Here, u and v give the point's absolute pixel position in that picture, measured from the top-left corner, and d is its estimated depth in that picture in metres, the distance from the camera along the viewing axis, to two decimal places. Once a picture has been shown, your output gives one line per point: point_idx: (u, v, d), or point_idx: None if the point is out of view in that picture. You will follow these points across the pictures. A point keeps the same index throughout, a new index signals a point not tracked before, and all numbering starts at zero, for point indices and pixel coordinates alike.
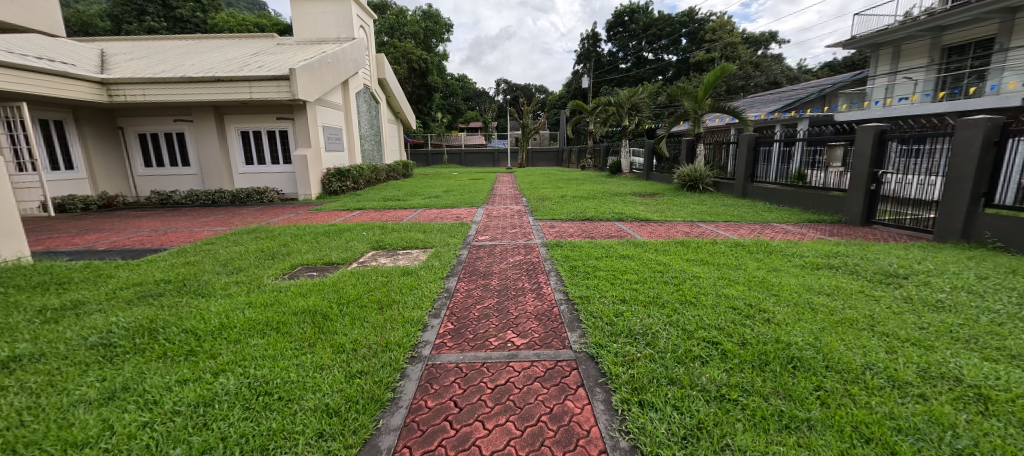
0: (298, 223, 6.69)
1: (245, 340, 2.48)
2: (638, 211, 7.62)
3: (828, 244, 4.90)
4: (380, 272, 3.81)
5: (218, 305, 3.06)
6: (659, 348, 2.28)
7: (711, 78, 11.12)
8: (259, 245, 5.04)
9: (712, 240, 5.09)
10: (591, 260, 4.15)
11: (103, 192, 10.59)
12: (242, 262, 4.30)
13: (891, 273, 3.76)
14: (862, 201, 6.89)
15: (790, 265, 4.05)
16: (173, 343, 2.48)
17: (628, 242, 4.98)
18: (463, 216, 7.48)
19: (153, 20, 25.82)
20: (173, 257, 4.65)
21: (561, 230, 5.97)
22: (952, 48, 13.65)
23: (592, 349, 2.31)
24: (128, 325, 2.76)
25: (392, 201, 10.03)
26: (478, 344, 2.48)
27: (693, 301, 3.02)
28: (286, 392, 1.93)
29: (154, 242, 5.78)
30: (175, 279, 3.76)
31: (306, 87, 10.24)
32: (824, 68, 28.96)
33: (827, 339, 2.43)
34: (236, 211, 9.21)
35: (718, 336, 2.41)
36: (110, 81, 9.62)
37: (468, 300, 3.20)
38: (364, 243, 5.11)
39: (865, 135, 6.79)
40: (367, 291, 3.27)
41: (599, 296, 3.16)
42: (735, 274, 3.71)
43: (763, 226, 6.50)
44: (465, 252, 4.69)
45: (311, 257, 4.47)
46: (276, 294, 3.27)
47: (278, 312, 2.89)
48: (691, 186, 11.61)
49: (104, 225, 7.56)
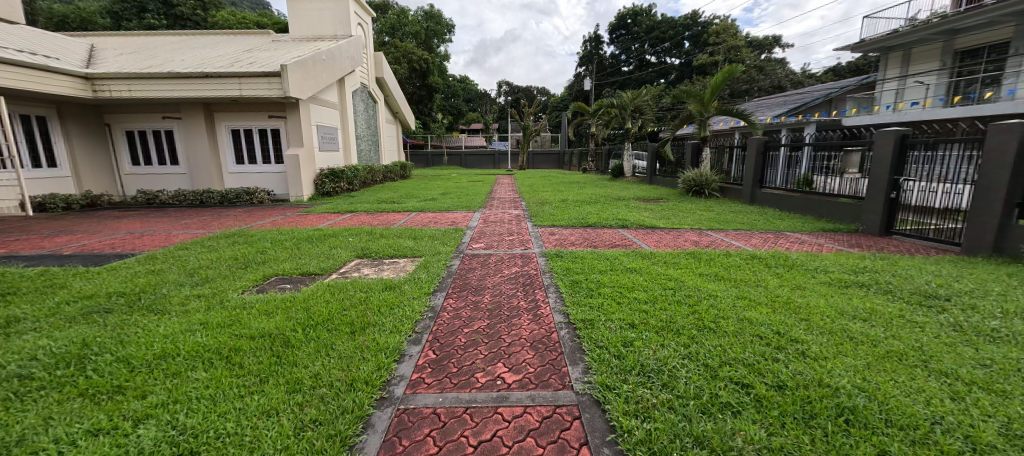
0: (283, 227, 6.31)
1: (185, 374, 2.09)
2: (642, 218, 7.24)
3: (852, 258, 4.51)
4: (360, 285, 3.42)
5: (170, 326, 2.68)
6: (679, 392, 1.89)
7: (718, 79, 10.72)
8: (235, 251, 4.66)
9: (725, 251, 4.69)
10: (594, 274, 3.77)
11: (88, 191, 10.23)
12: (211, 271, 3.91)
13: (930, 294, 3.37)
14: (881, 209, 6.49)
15: (815, 282, 3.66)
16: (100, 377, 2.08)
17: (633, 253, 4.59)
18: (459, 220, 7.12)
19: (152, 17, 25.45)
20: (138, 265, 4.25)
21: (561, 238, 5.60)
22: (965, 51, 13.26)
23: (598, 392, 1.92)
24: (57, 350, 2.37)
25: (387, 203, 9.69)
26: (462, 381, 2.09)
27: (713, 327, 2.64)
28: (215, 452, 1.55)
29: (125, 245, 5.39)
30: (131, 291, 3.38)
31: (299, 84, 9.86)
32: (829, 73, 28.60)
33: (878, 381, 2.05)
34: (222, 212, 8.83)
35: (747, 375, 2.03)
36: (95, 76, 9.27)
37: (455, 322, 2.80)
38: (348, 250, 4.73)
39: (885, 141, 6.41)
40: (341, 310, 2.88)
41: (604, 319, 2.77)
42: (756, 292, 3.33)
43: (775, 235, 6.11)
44: (457, 262, 4.31)
45: (288, 266, 4.10)
46: (240, 312, 2.90)
47: (234, 336, 2.50)
48: (697, 191, 11.22)
49: (80, 226, 7.15)
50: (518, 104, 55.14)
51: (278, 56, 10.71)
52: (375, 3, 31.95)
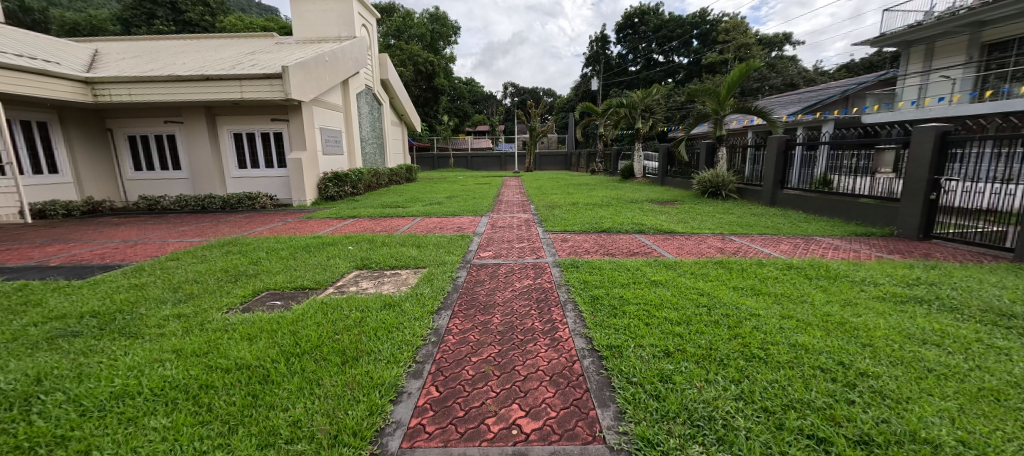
0: (281, 234, 6.02)
1: (142, 421, 1.76)
2: (659, 222, 6.85)
3: (899, 267, 4.07)
4: (355, 303, 3.07)
5: (139, 355, 2.36)
6: (742, 452, 1.52)
7: (735, 75, 10.23)
8: (226, 262, 4.36)
9: (757, 260, 4.29)
10: (616, 289, 3.39)
11: (90, 197, 10.09)
12: (198, 286, 3.61)
13: (1006, 312, 2.92)
14: (919, 212, 6.00)
15: (866, 297, 3.23)
16: (42, 423, 1.75)
17: (655, 262, 4.20)
18: (465, 226, 6.78)
19: (161, 23, 25.53)
20: (122, 278, 3.97)
21: (574, 245, 5.22)
22: (994, 44, 12.58)
23: (637, 450, 1.55)
24: (2, 386, 2.04)
25: (391, 207, 9.37)
26: (472, 431, 1.73)
27: (763, 356, 2.25)
28: None
29: (115, 256, 5.14)
30: (106, 311, 3.07)
31: (300, 87, 9.60)
32: (843, 69, 27.86)
33: (985, 433, 1.65)
34: (222, 218, 8.58)
35: (820, 425, 1.66)
36: (95, 80, 9.09)
37: (462, 349, 2.45)
38: (346, 260, 4.40)
39: (923, 138, 5.92)
40: (333, 334, 2.54)
41: (634, 345, 2.40)
42: (802, 311, 2.93)
43: (805, 241, 5.69)
44: (463, 274, 3.95)
45: (281, 279, 3.79)
46: (221, 337, 2.58)
47: (208, 369, 2.17)
48: (713, 192, 10.75)
49: (75, 234, 6.94)
50: (524, 106, 54.87)
51: (280, 58, 10.48)
52: (381, 7, 32.03)
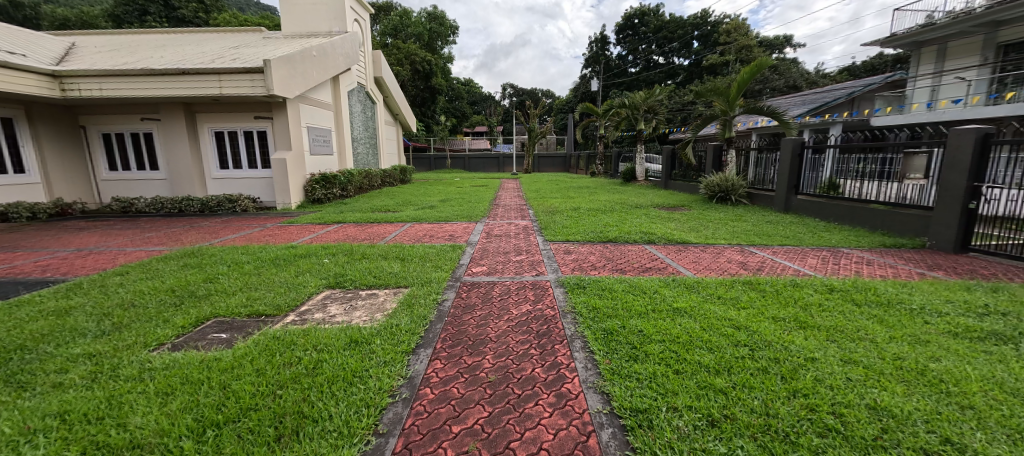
0: (251, 244, 5.42)
1: None
2: (669, 230, 6.29)
3: (957, 291, 3.49)
4: (313, 340, 2.47)
5: (8, 420, 1.76)
6: None
7: (747, 73, 9.62)
8: (177, 279, 3.76)
9: (790, 280, 3.71)
10: (633, 320, 2.80)
11: (59, 198, 9.46)
12: (131, 313, 3.01)
13: None
14: (956, 222, 5.43)
15: (935, 332, 2.67)
16: None
17: (675, 282, 3.64)
18: (457, 234, 6.19)
19: (153, 20, 25.00)
20: (50, 299, 3.37)
21: (579, 258, 4.64)
22: (1010, 45, 12.04)
23: None
24: None
25: (379, 212, 8.77)
26: None
27: (841, 430, 1.69)
28: None
29: (58, 268, 4.54)
30: (2, 349, 2.46)
31: (284, 82, 8.99)
32: (846, 73, 27.41)
33: None
34: (196, 222, 7.97)
35: None
36: (63, 73, 8.47)
37: (442, 410, 1.88)
38: (317, 277, 3.81)
39: (963, 140, 5.34)
40: (274, 390, 1.95)
41: (667, 408, 1.82)
42: (864, 352, 2.38)
43: (833, 254, 5.16)
44: (450, 296, 3.38)
45: (235, 302, 3.21)
46: (131, 391, 1.99)
47: (89, 447, 1.59)
48: (721, 197, 10.14)
49: (27, 241, 6.29)
50: (523, 106, 54.22)
51: (264, 52, 9.86)
52: (377, 6, 31.53)
